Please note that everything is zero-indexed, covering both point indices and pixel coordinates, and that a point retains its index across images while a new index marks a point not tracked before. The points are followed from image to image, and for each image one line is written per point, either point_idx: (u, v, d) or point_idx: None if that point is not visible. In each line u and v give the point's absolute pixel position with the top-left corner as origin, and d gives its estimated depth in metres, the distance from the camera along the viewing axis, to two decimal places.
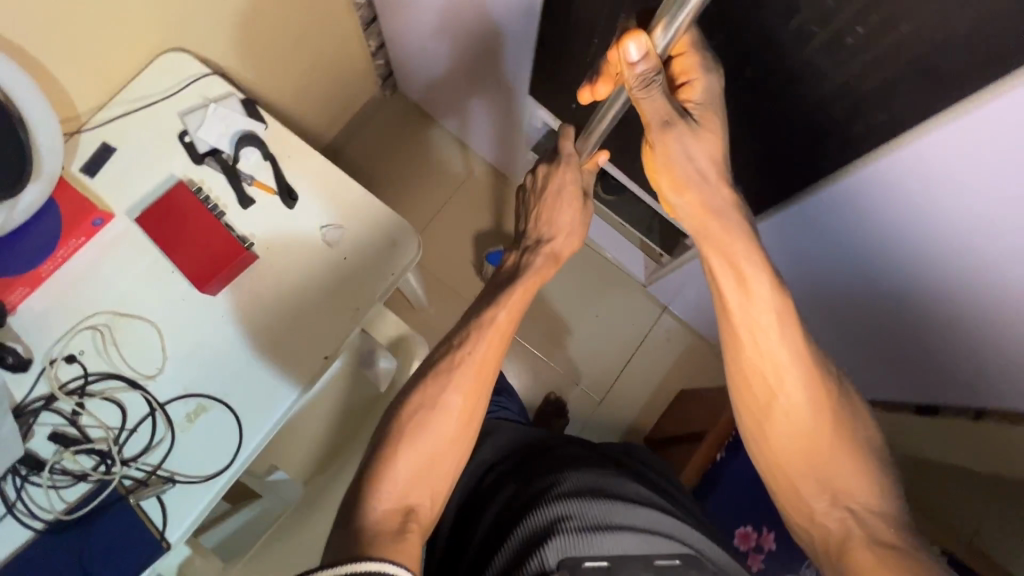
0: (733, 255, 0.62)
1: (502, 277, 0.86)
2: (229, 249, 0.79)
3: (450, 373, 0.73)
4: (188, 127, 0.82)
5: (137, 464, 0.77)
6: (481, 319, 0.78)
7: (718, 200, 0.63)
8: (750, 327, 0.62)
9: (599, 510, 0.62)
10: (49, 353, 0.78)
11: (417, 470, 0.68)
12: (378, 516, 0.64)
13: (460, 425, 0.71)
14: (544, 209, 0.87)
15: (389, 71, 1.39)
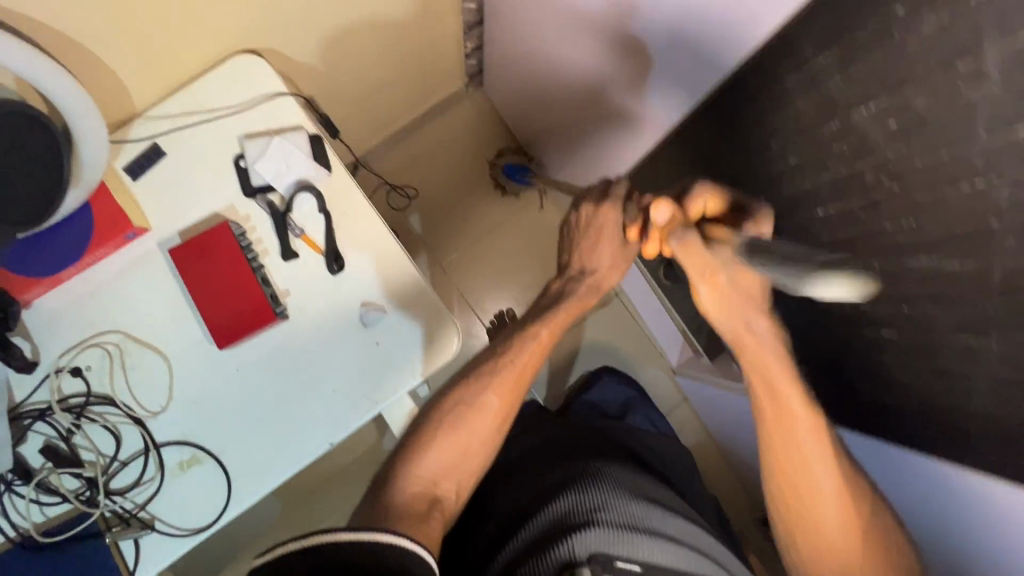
0: (767, 373, 0.60)
1: (545, 301, 0.85)
2: (258, 309, 0.74)
3: (491, 375, 0.78)
4: (246, 155, 0.75)
5: (121, 500, 0.74)
6: (525, 333, 0.81)
7: (760, 321, 0.58)
8: (782, 436, 0.61)
9: (631, 510, 0.64)
10: (55, 361, 0.74)
11: (445, 457, 0.74)
12: (407, 493, 0.71)
13: (492, 424, 0.77)
14: (590, 241, 0.82)
15: (478, 71, 1.37)
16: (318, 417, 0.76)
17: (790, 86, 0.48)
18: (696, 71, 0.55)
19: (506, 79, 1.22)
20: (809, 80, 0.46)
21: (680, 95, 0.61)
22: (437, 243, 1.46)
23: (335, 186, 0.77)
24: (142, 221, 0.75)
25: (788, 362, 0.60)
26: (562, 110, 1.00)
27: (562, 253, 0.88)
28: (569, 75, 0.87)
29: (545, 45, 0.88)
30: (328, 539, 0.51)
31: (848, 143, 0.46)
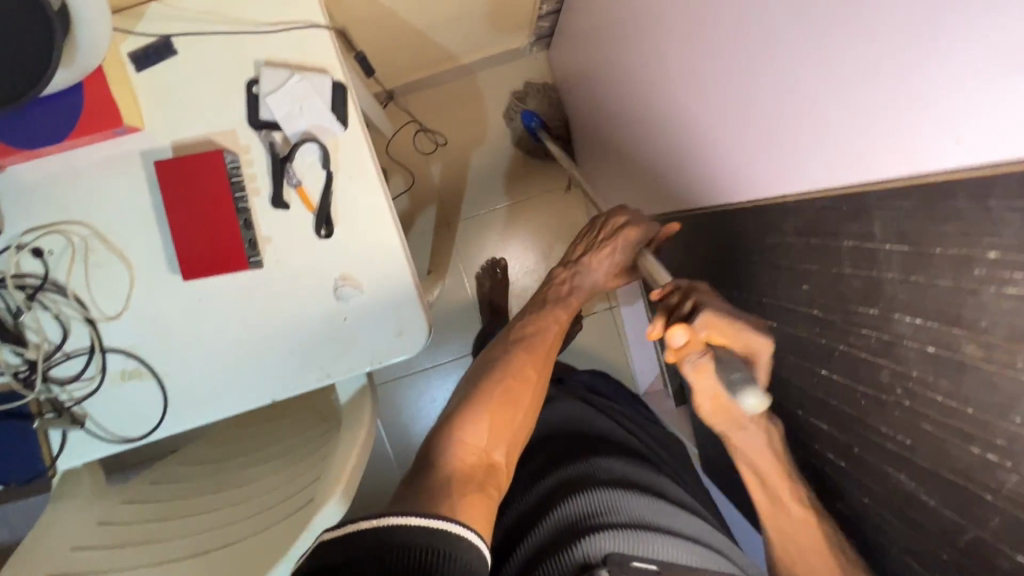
0: (756, 465, 0.58)
1: (551, 290, 0.87)
2: (232, 251, 0.70)
3: (524, 350, 0.80)
4: (260, 82, 0.69)
5: (57, 389, 0.74)
6: (550, 311, 0.85)
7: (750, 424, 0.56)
8: (778, 523, 0.58)
9: (634, 508, 0.66)
10: (19, 236, 0.72)
11: (491, 425, 0.70)
12: (461, 464, 0.65)
13: (529, 395, 0.76)
14: (609, 252, 0.83)
15: (547, 34, 1.26)
16: (267, 371, 0.75)
17: (840, 248, 0.43)
18: (757, 169, 0.51)
19: (576, 58, 1.12)
20: (861, 254, 0.41)
21: (731, 181, 0.56)
22: (452, 199, 1.42)
23: (346, 146, 0.72)
24: (135, 120, 0.69)
25: (784, 461, 0.58)
26: (615, 123, 0.93)
27: (573, 247, 0.88)
28: (631, 96, 0.80)
29: (619, 55, 0.80)
30: (403, 522, 0.51)
31: (876, 335, 0.41)
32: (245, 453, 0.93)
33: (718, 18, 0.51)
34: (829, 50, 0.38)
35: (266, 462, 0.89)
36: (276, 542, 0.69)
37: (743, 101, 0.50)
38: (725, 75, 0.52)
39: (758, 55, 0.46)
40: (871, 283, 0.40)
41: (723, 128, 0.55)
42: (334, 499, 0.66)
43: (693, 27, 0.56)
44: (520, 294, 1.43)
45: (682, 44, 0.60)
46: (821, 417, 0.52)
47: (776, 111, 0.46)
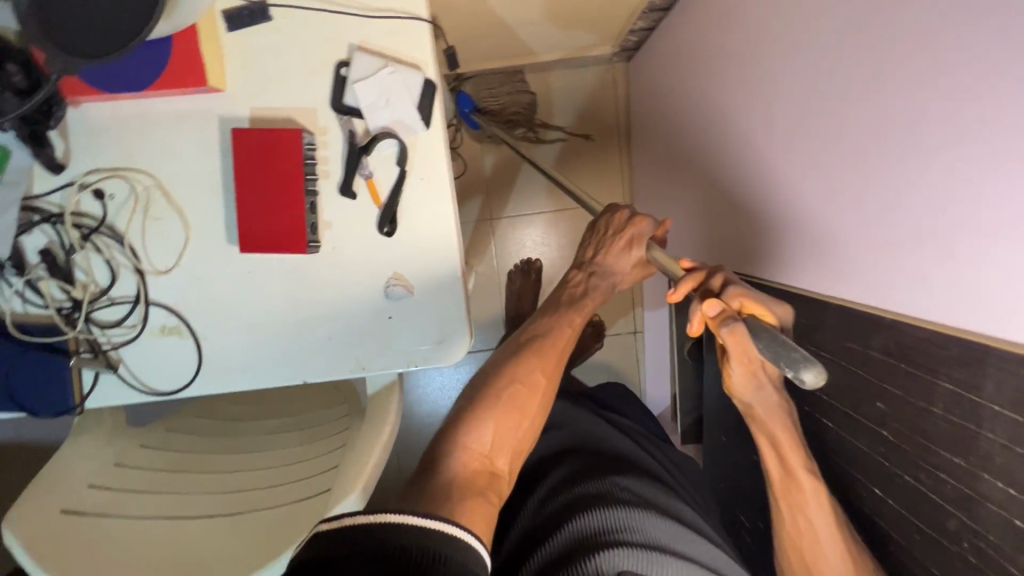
0: (773, 440, 0.63)
1: (563, 295, 0.82)
2: (292, 233, 0.69)
3: (533, 352, 0.74)
4: (351, 66, 0.67)
5: (97, 330, 0.74)
6: (564, 316, 0.79)
7: (767, 395, 0.60)
8: (793, 499, 0.64)
9: (650, 529, 0.63)
10: (83, 174, 0.71)
11: (497, 427, 0.67)
12: (464, 468, 0.63)
13: (537, 399, 0.71)
14: (625, 243, 0.80)
15: (633, 47, 1.21)
16: (302, 353, 0.75)
17: (938, 388, 0.50)
18: (877, 276, 0.54)
19: (658, 83, 1.10)
20: (962, 402, 0.48)
21: (841, 275, 0.60)
22: (498, 194, 1.41)
23: (425, 146, 0.70)
24: (218, 81, 0.67)
25: (792, 427, 0.63)
26: (695, 168, 0.94)
27: (583, 249, 0.85)
28: (726, 155, 0.82)
29: (722, 112, 0.81)
30: (396, 520, 0.46)
31: (955, 485, 0.51)
32: (268, 418, 0.96)
33: (868, 128, 0.53)
34: (1000, 211, 0.41)
35: (286, 433, 0.91)
36: (291, 521, 0.71)
37: (879, 213, 0.53)
38: (861, 182, 0.55)
39: (909, 181, 0.49)
40: (964, 435, 0.48)
41: (843, 227, 0.58)
42: (352, 495, 0.67)
43: (831, 124, 0.58)
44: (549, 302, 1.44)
45: (812, 135, 0.61)
46: (906, 517, 0.59)
47: (920, 237, 0.48)
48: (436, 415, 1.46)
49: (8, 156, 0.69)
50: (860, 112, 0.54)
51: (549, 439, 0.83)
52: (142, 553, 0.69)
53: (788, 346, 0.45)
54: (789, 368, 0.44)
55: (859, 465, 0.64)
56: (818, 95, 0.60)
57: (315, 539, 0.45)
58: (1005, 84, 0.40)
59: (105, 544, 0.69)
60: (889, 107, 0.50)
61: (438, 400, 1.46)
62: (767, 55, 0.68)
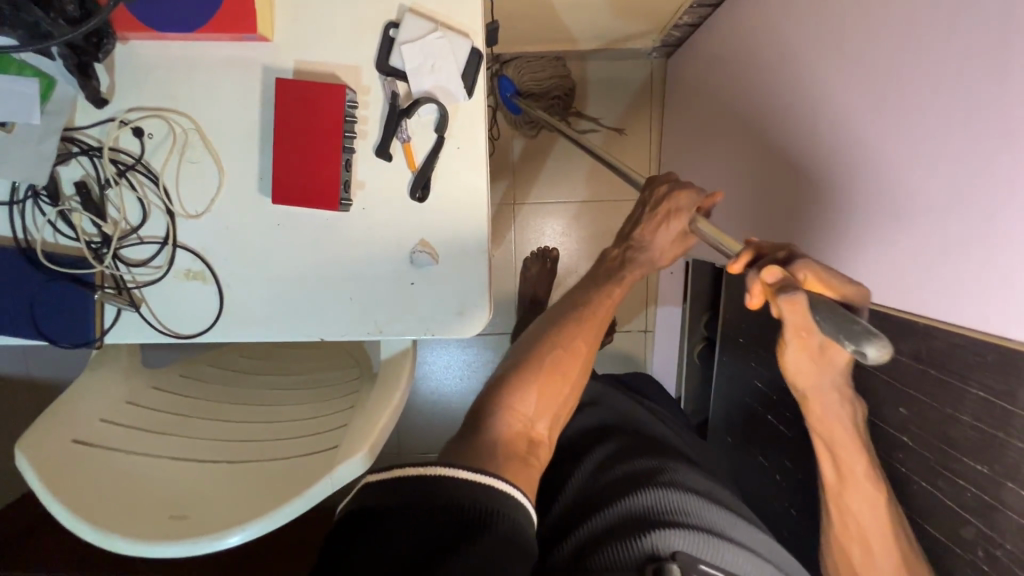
0: (831, 441, 0.60)
1: (604, 270, 0.82)
2: (326, 189, 0.69)
3: (574, 321, 0.74)
4: (400, 28, 0.67)
5: (123, 267, 0.75)
6: (602, 287, 0.79)
7: (832, 391, 0.56)
8: (847, 501, 0.62)
9: (706, 515, 0.62)
10: (125, 111, 0.72)
11: (540, 393, 0.67)
12: (507, 430, 0.63)
13: (577, 367, 0.71)
14: (661, 217, 0.77)
15: (675, 44, 1.21)
16: (323, 310, 0.75)
17: (969, 394, 0.53)
18: (919, 284, 0.55)
19: (700, 80, 1.09)
20: (992, 410, 0.51)
21: (880, 280, 0.60)
22: (523, 179, 1.40)
23: (465, 115, 0.70)
24: (267, 31, 0.67)
25: (854, 428, 0.60)
26: (733, 166, 0.94)
27: (625, 226, 0.84)
28: (769, 154, 0.81)
29: (767, 110, 0.81)
30: (448, 474, 0.50)
31: (978, 493, 0.54)
32: (280, 374, 0.97)
33: (924, 140, 0.53)
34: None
35: (297, 391, 0.92)
36: (297, 472, 0.72)
37: (929, 223, 0.53)
38: (908, 192, 0.55)
39: (963, 194, 0.49)
40: (991, 443, 0.52)
41: (889, 234, 0.58)
42: (359, 453, 0.68)
43: (881, 132, 0.58)
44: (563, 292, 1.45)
45: (860, 141, 0.61)
46: (917, 520, 0.63)
47: (970, 249, 0.49)
48: (437, 394, 1.47)
49: (52, 86, 0.70)
50: (914, 122, 0.54)
51: (589, 419, 0.84)
52: (147, 493, 0.69)
53: (849, 319, 0.40)
54: (849, 342, 0.39)
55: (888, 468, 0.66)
56: (873, 102, 0.59)
57: (371, 489, 0.49)
58: None
59: (111, 477, 0.70)
60: (949, 121, 0.50)
61: (442, 379, 1.48)
62: (822, 59, 0.68)
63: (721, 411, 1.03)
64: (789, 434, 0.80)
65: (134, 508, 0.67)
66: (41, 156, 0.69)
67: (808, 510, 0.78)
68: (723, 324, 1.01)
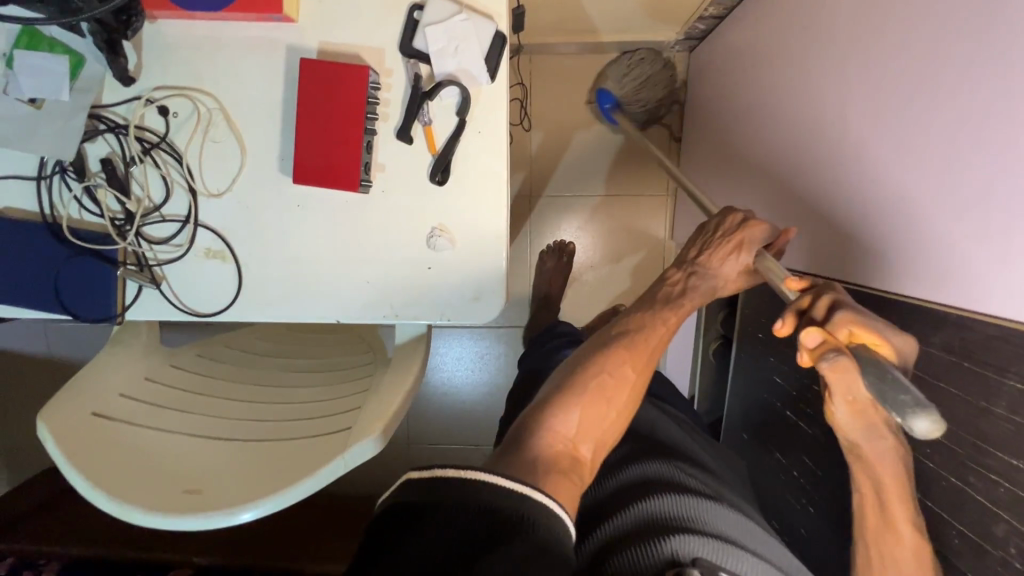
0: (874, 483, 0.57)
1: (659, 294, 0.78)
2: (346, 170, 0.69)
3: (623, 345, 0.70)
4: (424, 10, 0.67)
5: (145, 245, 0.76)
6: (657, 311, 0.76)
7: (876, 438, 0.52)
8: (885, 551, 0.59)
9: (717, 522, 0.60)
10: (150, 90, 0.72)
11: (584, 413, 0.63)
12: (548, 449, 0.59)
13: (626, 394, 0.67)
14: (732, 246, 0.76)
15: (698, 37, 1.19)
16: (342, 292, 0.75)
17: (1004, 387, 0.51)
18: (950, 271, 0.53)
19: (724, 74, 1.07)
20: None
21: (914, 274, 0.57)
22: (541, 172, 1.40)
23: (487, 99, 0.70)
24: (292, 12, 0.68)
25: (900, 473, 0.56)
26: (750, 166, 0.92)
27: (686, 249, 0.81)
28: (789, 154, 0.79)
29: (789, 107, 0.78)
30: (483, 479, 0.47)
31: (1009, 488, 0.52)
32: (296, 358, 0.97)
33: (961, 121, 0.50)
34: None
35: (312, 374, 0.92)
36: (311, 452, 0.72)
37: (968, 216, 0.50)
38: (945, 179, 0.52)
39: (1005, 181, 0.46)
40: None
41: (923, 228, 0.55)
42: (372, 435, 0.68)
43: (913, 124, 0.55)
44: (578, 287, 1.44)
45: (891, 137, 0.58)
46: (943, 518, 0.61)
47: (1013, 240, 0.46)
48: (449, 386, 1.48)
49: (81, 64, 0.70)
50: (953, 110, 0.51)
51: None
52: (150, 467, 0.69)
53: (893, 388, 0.42)
54: (896, 414, 0.41)
55: None
56: (903, 92, 0.57)
57: (409, 485, 0.47)
58: None
59: (124, 450, 0.70)
60: (986, 108, 0.48)
61: (454, 371, 1.48)
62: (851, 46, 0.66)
63: (738, 407, 1.02)
64: (808, 432, 0.78)
65: (143, 480, 0.67)
66: (68, 133, 0.71)
67: (829, 509, 0.76)
68: (741, 321, 1.00)
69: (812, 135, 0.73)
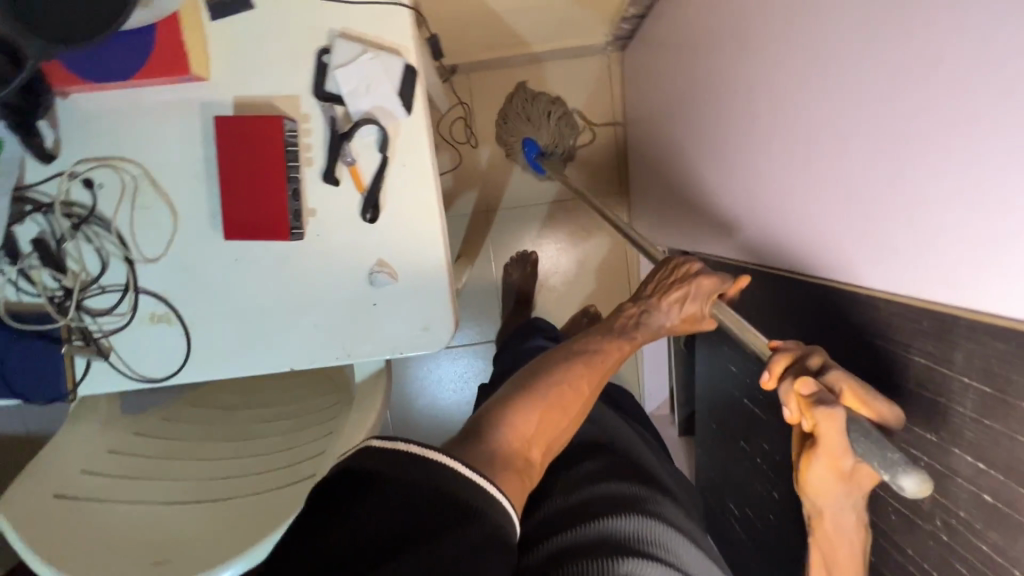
0: (830, 547, 0.54)
1: (613, 318, 0.79)
2: (276, 219, 0.70)
3: (582, 362, 0.70)
4: (331, 54, 0.67)
5: (89, 319, 0.75)
6: (612, 336, 0.76)
7: (841, 502, 0.50)
8: None
9: (681, 556, 0.61)
10: (72, 165, 0.72)
11: (541, 420, 0.63)
12: (503, 444, 0.57)
13: (579, 408, 0.67)
14: (679, 295, 0.76)
15: (627, 37, 1.22)
16: (289, 340, 0.75)
17: (912, 364, 0.49)
18: (850, 246, 0.53)
19: (654, 72, 1.08)
20: (932, 377, 0.47)
21: (827, 255, 0.58)
22: (495, 186, 1.41)
23: (406, 132, 0.70)
24: (201, 70, 0.68)
25: (858, 536, 0.53)
26: (688, 169, 0.94)
27: (642, 287, 0.81)
28: (719, 150, 0.80)
29: (711, 104, 0.80)
30: (450, 465, 0.45)
31: (929, 462, 0.49)
32: (265, 408, 0.97)
33: (841, 101, 0.51)
34: (968, 178, 0.39)
35: (281, 423, 0.92)
36: (273, 508, 0.71)
37: (856, 191, 0.51)
38: (836, 157, 0.53)
39: (878, 153, 0.48)
40: (935, 411, 0.48)
41: (825, 209, 0.56)
42: None
43: (807, 107, 0.57)
44: (547, 295, 1.44)
45: (791, 122, 0.60)
46: (880, 495, 0.58)
47: (889, 210, 0.47)
48: (432, 410, 1.47)
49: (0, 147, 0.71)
50: (832, 92, 0.52)
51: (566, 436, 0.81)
52: (100, 537, 0.69)
53: (882, 445, 0.38)
54: (884, 471, 0.37)
55: None
56: (795, 77, 0.58)
57: (367, 454, 0.45)
58: (951, 50, 0.40)
59: (74, 528, 0.69)
60: (860, 88, 0.49)
61: (435, 395, 1.47)
62: (745, 38, 0.67)
63: (708, 398, 1.02)
64: (765, 417, 0.79)
65: (91, 552, 0.67)
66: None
67: (790, 494, 0.75)
68: None
69: (731, 125, 0.75)
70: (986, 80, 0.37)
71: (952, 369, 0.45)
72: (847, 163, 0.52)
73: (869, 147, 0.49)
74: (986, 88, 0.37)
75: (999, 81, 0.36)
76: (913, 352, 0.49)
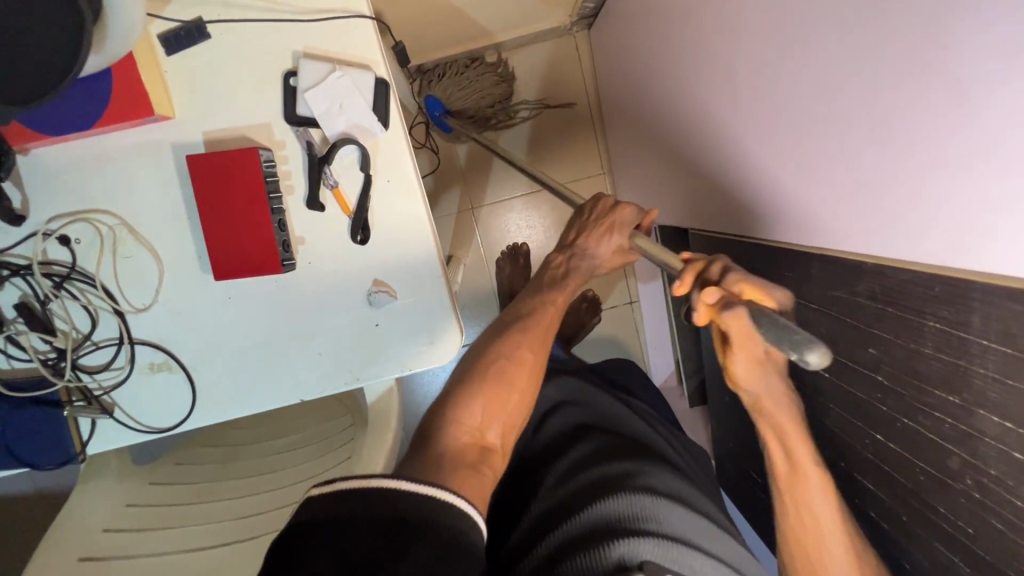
0: (777, 427, 0.62)
1: (544, 277, 0.82)
2: (265, 254, 0.68)
3: (520, 333, 0.72)
4: (299, 76, 0.65)
5: (87, 377, 0.73)
6: (546, 292, 0.79)
7: (769, 381, 0.58)
8: (798, 496, 0.64)
9: (674, 521, 0.62)
10: (45, 223, 0.70)
11: (486, 406, 0.64)
12: (454, 443, 0.60)
13: (528, 376, 0.69)
14: (605, 229, 0.81)
15: (592, 14, 1.20)
16: (297, 373, 0.74)
17: (926, 327, 0.50)
18: (845, 213, 0.54)
19: (621, 50, 1.07)
20: (951, 340, 0.48)
21: (823, 222, 0.58)
22: (476, 182, 1.39)
23: (386, 148, 0.69)
24: (166, 109, 0.65)
25: (797, 415, 0.62)
26: (669, 147, 0.94)
27: (565, 235, 0.85)
28: (696, 125, 0.80)
29: (685, 79, 0.80)
30: (390, 485, 0.45)
31: (953, 423, 0.51)
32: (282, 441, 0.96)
33: (824, 69, 0.51)
34: (956, 146, 0.41)
35: (299, 453, 0.91)
36: None
37: (848, 159, 0.52)
38: (822, 126, 0.54)
39: (869, 120, 0.48)
40: (956, 372, 0.49)
41: (816, 177, 0.57)
42: None
43: (788, 77, 0.57)
44: None
45: (771, 93, 0.60)
46: (906, 457, 0.60)
47: (883, 177, 0.48)
48: None
49: None
50: (814, 62, 0.52)
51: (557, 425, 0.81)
52: None
53: (786, 328, 0.44)
54: (793, 351, 0.43)
55: (858, 414, 0.66)
56: (773, 47, 0.58)
57: (312, 504, 0.44)
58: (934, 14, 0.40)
59: None
60: (843, 57, 0.49)
61: None
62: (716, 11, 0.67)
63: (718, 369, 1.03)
64: None
65: None
66: None
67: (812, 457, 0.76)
68: None
69: (708, 99, 0.74)
70: (974, 44, 0.37)
71: (969, 332, 0.46)
72: (835, 131, 0.52)
73: (859, 116, 0.49)
74: (968, 54, 0.38)
75: (989, 43, 0.36)
76: (927, 314, 0.49)
